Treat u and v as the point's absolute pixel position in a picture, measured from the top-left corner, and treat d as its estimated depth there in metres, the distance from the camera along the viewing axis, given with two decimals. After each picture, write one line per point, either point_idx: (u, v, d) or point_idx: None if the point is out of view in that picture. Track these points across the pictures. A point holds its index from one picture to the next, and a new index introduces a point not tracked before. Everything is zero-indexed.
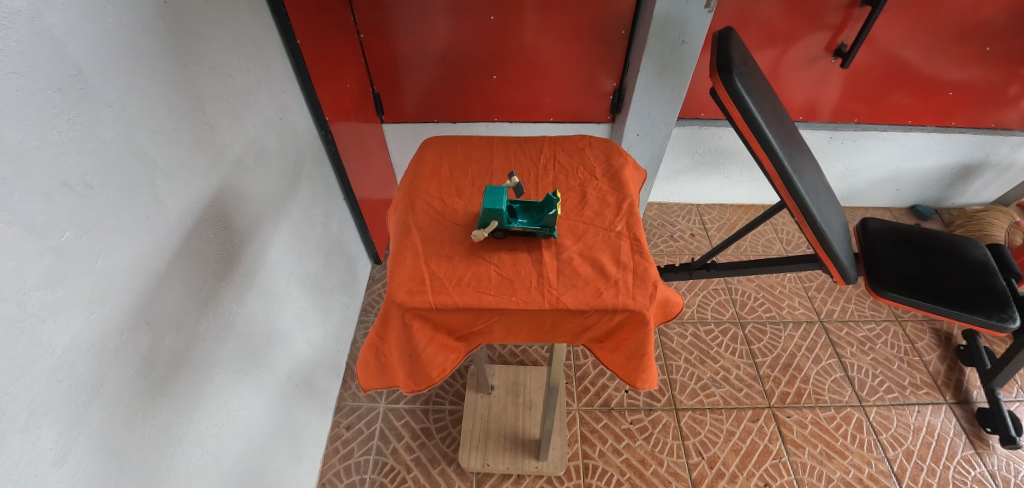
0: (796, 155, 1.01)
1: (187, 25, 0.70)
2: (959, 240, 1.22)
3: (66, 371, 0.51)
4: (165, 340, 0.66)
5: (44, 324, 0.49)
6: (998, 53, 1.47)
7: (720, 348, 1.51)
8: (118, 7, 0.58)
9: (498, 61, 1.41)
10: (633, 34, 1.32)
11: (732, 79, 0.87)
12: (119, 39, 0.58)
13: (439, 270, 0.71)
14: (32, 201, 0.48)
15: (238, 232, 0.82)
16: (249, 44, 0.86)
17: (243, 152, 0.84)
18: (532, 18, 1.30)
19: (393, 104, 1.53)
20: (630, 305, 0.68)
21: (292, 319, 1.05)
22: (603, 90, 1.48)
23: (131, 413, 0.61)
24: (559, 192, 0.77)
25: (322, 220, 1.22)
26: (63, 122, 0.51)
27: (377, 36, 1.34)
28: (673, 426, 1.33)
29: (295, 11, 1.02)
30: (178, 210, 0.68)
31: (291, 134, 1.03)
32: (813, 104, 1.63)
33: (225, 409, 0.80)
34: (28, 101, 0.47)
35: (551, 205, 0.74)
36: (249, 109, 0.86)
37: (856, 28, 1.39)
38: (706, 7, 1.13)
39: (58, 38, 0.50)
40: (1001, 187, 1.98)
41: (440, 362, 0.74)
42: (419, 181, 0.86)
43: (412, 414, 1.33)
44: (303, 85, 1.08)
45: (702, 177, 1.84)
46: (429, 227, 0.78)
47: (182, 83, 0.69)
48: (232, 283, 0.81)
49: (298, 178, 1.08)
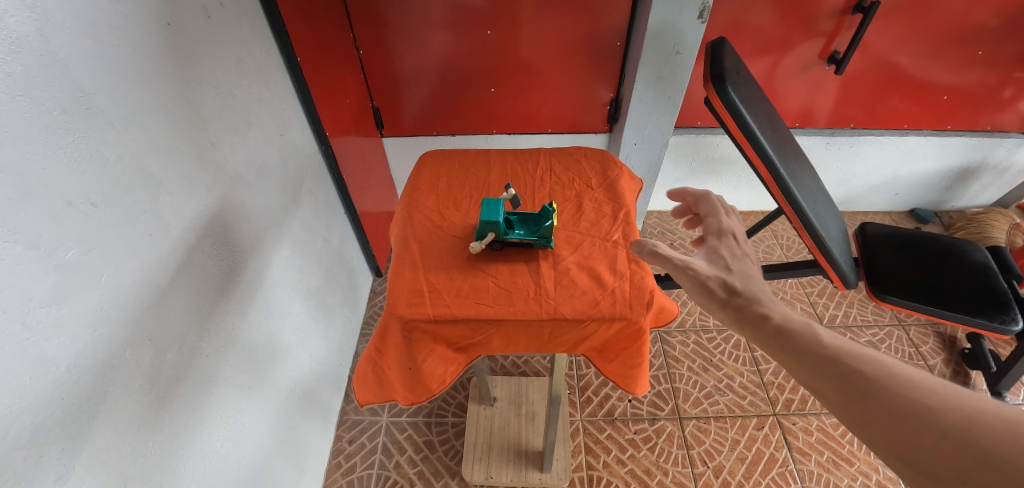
0: (793, 162, 1.02)
1: (189, 45, 0.71)
2: (958, 243, 1.21)
3: (70, 387, 0.52)
4: (167, 356, 0.66)
5: (49, 342, 0.50)
6: (991, 57, 1.49)
7: (723, 356, 1.50)
8: (122, 29, 0.59)
9: (496, 74, 1.43)
10: (628, 45, 1.33)
11: (725, 89, 0.88)
12: (123, 59, 0.59)
13: (438, 283, 0.71)
14: (37, 220, 0.49)
15: (239, 247, 0.83)
16: (250, 61, 0.88)
17: (245, 169, 0.86)
18: (528, 31, 1.32)
19: (393, 118, 1.55)
20: (627, 313, 0.68)
21: (294, 333, 1.05)
22: (600, 101, 1.50)
23: (135, 428, 0.61)
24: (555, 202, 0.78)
25: (323, 234, 1.23)
26: (68, 142, 0.52)
27: (376, 52, 1.36)
28: (677, 435, 1.32)
29: (296, 29, 1.04)
30: (181, 227, 0.69)
31: (291, 150, 1.04)
32: (808, 111, 1.64)
33: (227, 425, 0.80)
34: (34, 122, 0.48)
35: (549, 217, 0.75)
36: (250, 125, 0.88)
37: (849, 35, 1.40)
38: (699, 18, 1.16)
39: (64, 61, 0.51)
40: (1000, 189, 1.98)
41: (439, 374, 0.73)
42: (417, 194, 0.86)
43: (415, 426, 1.33)
44: (303, 101, 1.09)
45: (701, 185, 1.85)
46: (428, 239, 0.78)
47: (185, 101, 0.70)
48: (233, 297, 0.81)
49: (300, 193, 1.09)
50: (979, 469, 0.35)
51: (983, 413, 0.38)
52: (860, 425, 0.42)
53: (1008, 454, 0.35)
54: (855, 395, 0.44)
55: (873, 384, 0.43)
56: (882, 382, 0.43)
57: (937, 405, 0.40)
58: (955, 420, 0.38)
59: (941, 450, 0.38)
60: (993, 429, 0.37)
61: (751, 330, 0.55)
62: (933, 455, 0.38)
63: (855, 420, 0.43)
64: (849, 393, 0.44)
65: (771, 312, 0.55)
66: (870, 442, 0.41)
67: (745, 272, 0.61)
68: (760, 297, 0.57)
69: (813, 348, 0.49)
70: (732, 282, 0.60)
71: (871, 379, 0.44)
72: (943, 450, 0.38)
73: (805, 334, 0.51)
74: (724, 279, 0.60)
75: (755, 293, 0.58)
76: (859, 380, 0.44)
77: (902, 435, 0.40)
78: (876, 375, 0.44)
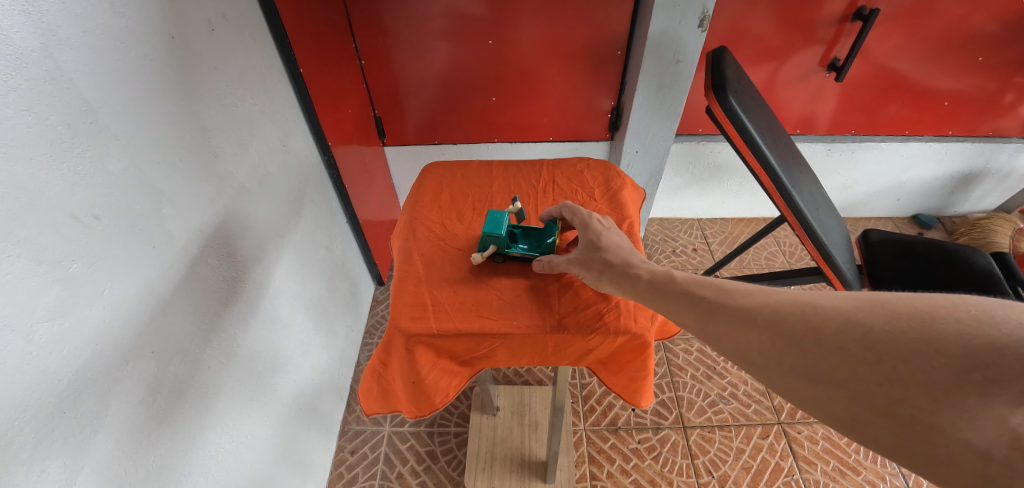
0: (794, 170, 1.02)
1: (194, 58, 0.72)
2: (962, 249, 1.20)
3: (72, 401, 0.52)
4: (170, 368, 0.66)
5: (51, 356, 0.50)
6: (991, 62, 1.49)
7: (727, 363, 1.49)
8: (127, 43, 0.59)
9: (497, 83, 1.43)
10: (628, 54, 1.34)
11: (727, 98, 0.88)
12: (128, 72, 0.60)
13: (441, 296, 0.71)
14: (40, 234, 0.49)
15: (242, 258, 0.83)
16: (253, 73, 0.88)
17: (248, 180, 0.86)
18: (529, 40, 1.32)
19: (395, 127, 1.56)
20: (632, 327, 0.67)
21: (296, 344, 1.05)
22: (601, 109, 1.50)
23: (136, 442, 0.60)
24: (558, 220, 0.79)
25: (325, 243, 1.23)
26: (72, 156, 0.52)
27: (378, 62, 1.37)
28: (682, 445, 1.31)
29: (299, 40, 1.05)
30: (184, 238, 0.69)
31: (294, 161, 1.05)
32: (809, 117, 1.64)
33: (228, 437, 0.79)
34: (39, 136, 0.48)
35: (551, 233, 0.78)
36: (253, 136, 0.88)
37: (849, 42, 1.41)
38: (699, 26, 1.17)
39: (69, 76, 0.52)
40: (1002, 194, 1.98)
41: (443, 387, 0.73)
42: (420, 206, 0.87)
43: (418, 436, 1.32)
44: (305, 112, 1.10)
45: (703, 192, 1.85)
46: (430, 252, 0.78)
47: (188, 113, 0.71)
48: (235, 308, 0.81)
49: (302, 202, 1.09)
50: (787, 348, 0.43)
51: (785, 303, 0.46)
52: (714, 341, 0.50)
53: (801, 330, 0.43)
54: (705, 318, 0.52)
55: (716, 304, 0.52)
56: (719, 301, 0.52)
57: (755, 307, 0.48)
58: (768, 315, 0.46)
59: (761, 342, 0.45)
60: (790, 313, 0.45)
61: (625, 288, 0.63)
62: (758, 346, 0.45)
63: (710, 338, 0.51)
64: (701, 318, 0.52)
65: (639, 270, 0.63)
66: (722, 353, 0.49)
67: (617, 242, 0.68)
68: (629, 259, 0.65)
69: (673, 289, 0.57)
70: (602, 253, 0.67)
71: (713, 302, 0.52)
72: (765, 341, 0.45)
73: (666, 279, 0.59)
74: (597, 250, 0.67)
75: (626, 258, 0.65)
76: (706, 306, 0.53)
77: (738, 340, 0.47)
78: (718, 298, 0.53)
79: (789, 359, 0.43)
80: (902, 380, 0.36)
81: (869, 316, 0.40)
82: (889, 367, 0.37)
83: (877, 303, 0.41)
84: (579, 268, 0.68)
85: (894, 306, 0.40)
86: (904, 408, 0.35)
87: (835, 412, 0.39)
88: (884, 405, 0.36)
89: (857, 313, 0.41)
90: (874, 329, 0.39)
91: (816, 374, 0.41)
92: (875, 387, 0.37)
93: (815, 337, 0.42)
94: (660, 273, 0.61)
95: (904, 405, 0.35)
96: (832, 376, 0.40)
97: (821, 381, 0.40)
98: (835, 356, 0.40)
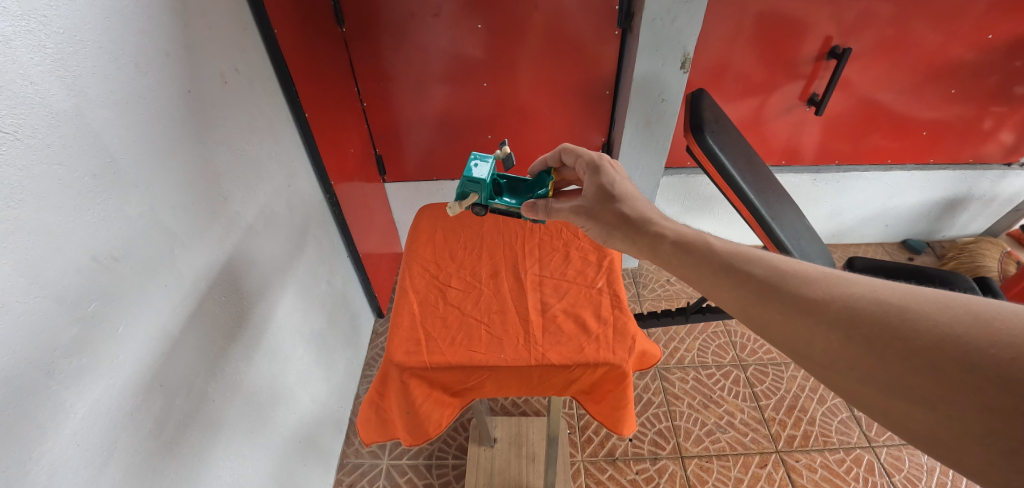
0: (774, 202, 1.06)
1: (208, 109, 0.78)
2: (946, 274, 1.23)
3: (84, 433, 0.54)
4: (176, 401, 0.68)
5: (68, 390, 0.53)
6: (965, 93, 1.57)
7: (723, 392, 1.50)
8: (149, 98, 0.65)
9: (493, 121, 1.51)
10: (617, 93, 1.42)
11: (705, 138, 0.96)
12: (150, 124, 0.65)
13: (434, 331, 0.75)
14: (64, 276, 0.53)
15: (247, 294, 0.87)
16: (261, 119, 0.94)
17: (255, 219, 0.91)
18: (524, 80, 1.40)
19: (395, 165, 1.63)
20: (610, 359, 0.70)
21: (296, 376, 1.07)
22: (592, 144, 1.57)
23: (143, 474, 0.62)
24: (553, 170, 0.88)
25: (327, 278, 1.26)
26: (96, 205, 0.57)
27: (380, 104, 1.45)
28: (680, 475, 1.30)
29: (306, 86, 1.12)
30: (195, 276, 0.73)
31: (298, 199, 1.10)
32: (794, 148, 1.71)
33: (227, 472, 0.80)
34: (68, 187, 0.53)
35: (543, 185, 0.85)
36: (261, 178, 0.93)
37: (826, 78, 1.49)
38: (682, 68, 1.24)
39: (97, 132, 0.57)
40: (989, 218, 2.02)
41: (436, 418, 0.75)
42: (416, 246, 0.91)
43: (415, 469, 1.32)
44: (310, 152, 1.16)
45: (694, 222, 1.89)
46: (425, 289, 0.82)
47: (202, 159, 0.76)
48: (240, 342, 0.84)
49: (305, 238, 1.14)
50: (862, 353, 0.42)
51: (860, 299, 0.44)
52: (757, 324, 0.50)
53: (881, 335, 0.41)
54: (751, 300, 0.51)
55: (769, 285, 0.50)
56: (772, 283, 0.50)
57: (822, 298, 0.46)
58: (839, 309, 0.45)
59: (827, 340, 0.44)
60: (869, 312, 0.43)
61: (649, 252, 0.66)
62: (822, 345, 0.44)
63: (756, 322, 0.50)
64: (748, 299, 0.51)
65: (662, 231, 0.65)
66: (775, 343, 0.49)
67: (621, 190, 0.74)
68: (649, 217, 0.68)
69: (718, 265, 0.56)
70: (615, 204, 0.72)
71: (766, 284, 0.50)
72: (831, 340, 0.44)
73: (705, 252, 0.59)
74: (603, 199, 0.73)
75: (646, 216, 0.69)
76: (755, 286, 0.51)
77: (799, 331, 0.46)
78: (769, 278, 0.51)
79: (862, 365, 0.42)
80: (1004, 411, 0.34)
81: (970, 334, 0.37)
82: (989, 396, 0.35)
83: (977, 316, 0.38)
84: (584, 215, 0.74)
85: (998, 322, 0.37)
86: (1004, 441, 0.34)
87: (911, 425, 0.39)
88: (978, 433, 0.36)
89: (954, 328, 0.38)
90: (977, 350, 0.37)
91: (898, 389, 0.40)
92: (970, 414, 0.36)
93: (900, 347, 0.40)
94: (694, 241, 0.61)
95: (1002, 438, 0.34)
96: (917, 394, 0.39)
97: (902, 396, 0.40)
98: (926, 374, 0.38)
